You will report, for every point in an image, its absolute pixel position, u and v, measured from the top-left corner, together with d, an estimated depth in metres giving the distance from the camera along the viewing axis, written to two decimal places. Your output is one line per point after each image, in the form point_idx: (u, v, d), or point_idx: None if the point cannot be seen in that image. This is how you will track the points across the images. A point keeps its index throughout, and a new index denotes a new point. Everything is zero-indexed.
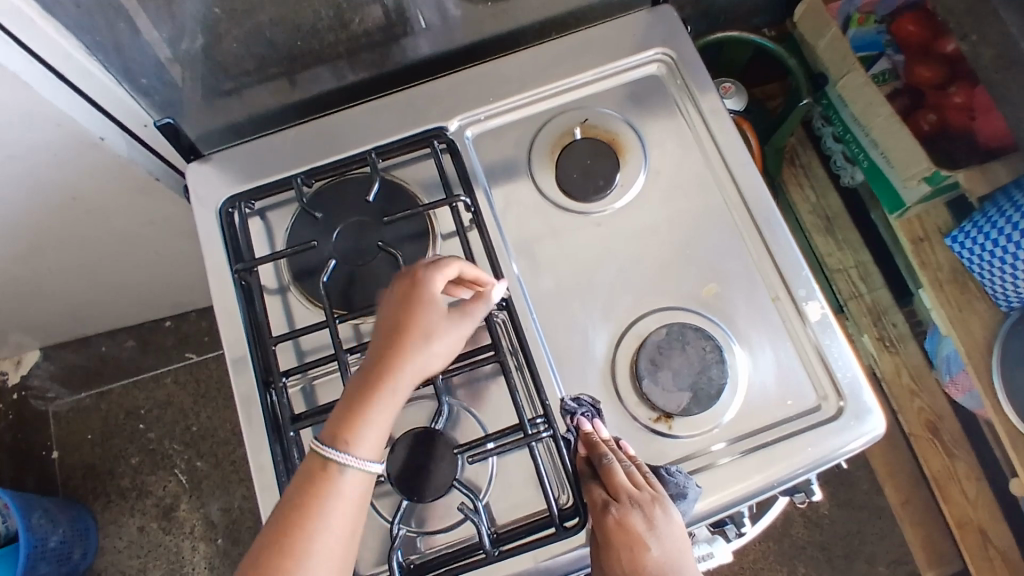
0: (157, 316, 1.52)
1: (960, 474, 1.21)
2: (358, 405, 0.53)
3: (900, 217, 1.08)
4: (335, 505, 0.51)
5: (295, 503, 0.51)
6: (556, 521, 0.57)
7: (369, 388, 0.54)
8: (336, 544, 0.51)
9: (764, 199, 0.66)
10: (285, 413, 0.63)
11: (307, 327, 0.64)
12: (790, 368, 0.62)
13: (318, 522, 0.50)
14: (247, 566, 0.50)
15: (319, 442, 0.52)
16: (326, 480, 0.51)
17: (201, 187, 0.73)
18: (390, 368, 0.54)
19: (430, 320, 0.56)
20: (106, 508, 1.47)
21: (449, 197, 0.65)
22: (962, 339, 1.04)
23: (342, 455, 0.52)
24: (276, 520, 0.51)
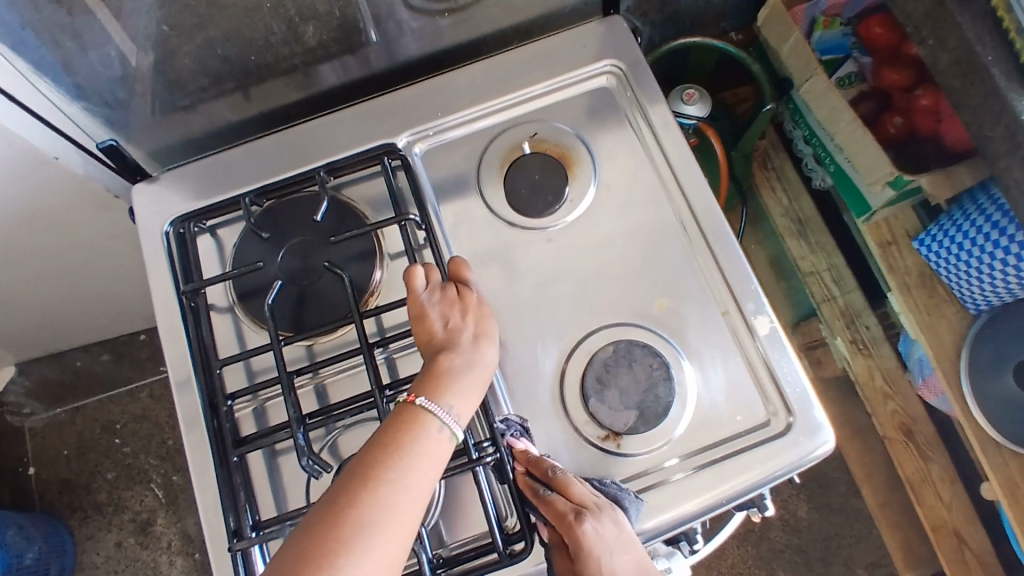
0: (133, 329, 1.50)
1: (934, 476, 1.20)
2: (455, 379, 0.57)
3: (867, 221, 1.08)
4: (403, 479, 0.50)
5: (360, 472, 0.50)
6: (499, 547, 0.57)
7: (464, 364, 0.58)
8: (398, 521, 0.48)
9: (714, 212, 0.65)
10: (229, 437, 0.63)
11: (255, 351, 0.63)
12: (740, 383, 0.62)
13: (413, 456, 0.51)
14: (336, 486, 0.50)
15: (422, 398, 0.54)
16: (422, 423, 0.53)
17: (150, 207, 0.73)
18: (481, 353, 0.59)
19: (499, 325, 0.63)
20: (83, 523, 1.45)
21: (399, 215, 0.64)
22: (930, 344, 1.04)
23: (441, 416, 0.54)
24: (368, 450, 0.52)
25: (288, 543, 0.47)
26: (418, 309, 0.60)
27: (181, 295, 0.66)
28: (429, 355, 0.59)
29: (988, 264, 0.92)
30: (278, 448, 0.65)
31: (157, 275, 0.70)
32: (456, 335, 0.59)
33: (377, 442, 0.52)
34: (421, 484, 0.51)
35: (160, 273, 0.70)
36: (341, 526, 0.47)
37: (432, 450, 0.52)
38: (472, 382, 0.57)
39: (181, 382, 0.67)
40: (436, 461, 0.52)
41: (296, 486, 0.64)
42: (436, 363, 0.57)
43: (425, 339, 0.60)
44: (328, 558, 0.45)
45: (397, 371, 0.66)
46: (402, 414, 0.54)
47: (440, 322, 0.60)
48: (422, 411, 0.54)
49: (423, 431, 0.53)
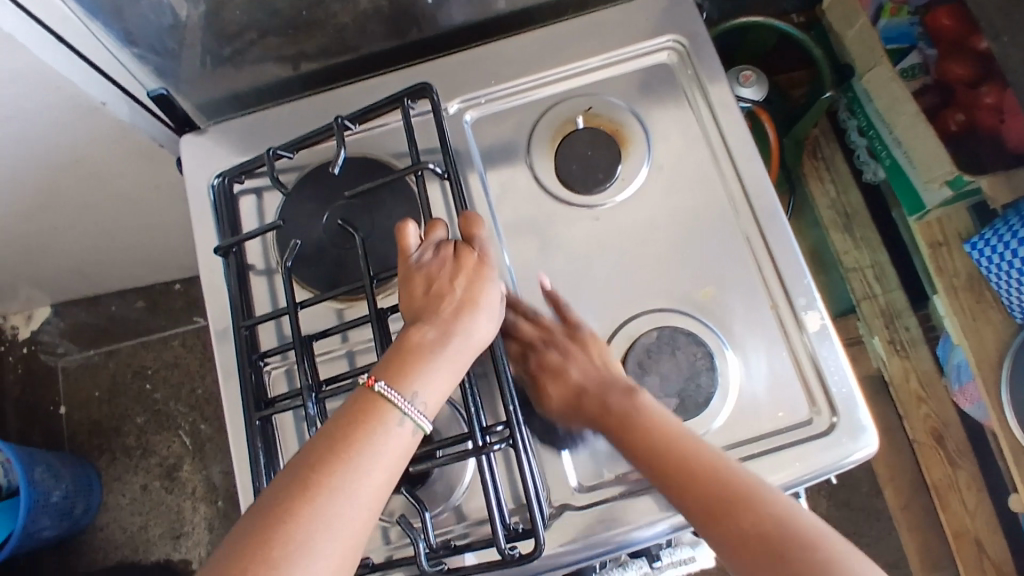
0: (168, 279, 1.52)
1: (961, 484, 1.17)
2: (423, 358, 0.52)
3: (919, 219, 1.05)
4: (352, 486, 0.46)
5: (304, 478, 0.45)
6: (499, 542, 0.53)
7: (437, 340, 0.53)
8: (345, 533, 0.45)
9: (771, 201, 0.63)
10: (252, 399, 0.62)
11: (272, 314, 0.62)
12: (784, 378, 0.60)
13: (367, 457, 0.47)
14: (278, 488, 0.46)
15: (381, 384, 0.49)
16: (379, 418, 0.48)
17: (195, 160, 0.72)
18: (461, 324, 0.54)
19: (495, 293, 0.57)
20: (111, 464, 1.49)
21: (415, 165, 0.61)
22: (973, 350, 1.00)
23: (404, 408, 0.49)
24: (317, 446, 0.47)
25: (218, 556, 0.43)
26: (408, 268, 0.57)
27: (216, 253, 0.66)
28: (409, 322, 0.55)
29: None
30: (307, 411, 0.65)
31: (200, 227, 0.70)
32: (437, 303, 0.55)
33: (325, 439, 0.47)
34: (371, 491, 0.46)
35: (203, 228, 0.70)
36: (276, 539, 0.43)
37: (388, 450, 0.48)
38: (445, 361, 0.52)
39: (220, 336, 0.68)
40: (392, 460, 0.48)
41: None
42: (407, 337, 0.53)
43: (408, 303, 0.56)
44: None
45: None
46: (359, 406, 0.49)
47: (424, 287, 0.56)
48: (381, 401, 0.49)
49: (379, 426, 0.48)
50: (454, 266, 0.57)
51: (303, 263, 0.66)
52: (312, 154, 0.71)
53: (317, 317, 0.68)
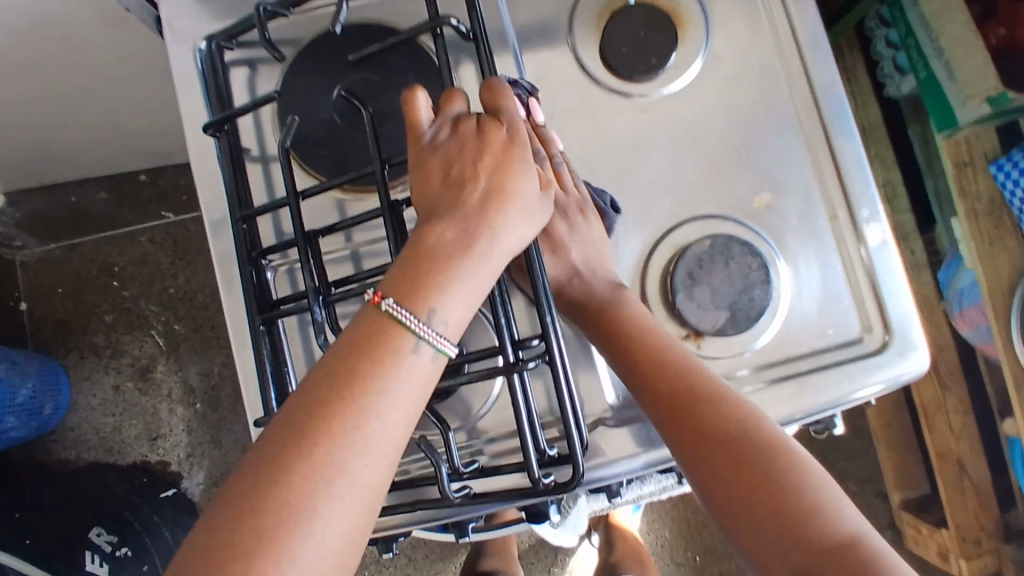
0: (132, 169, 1.40)
1: (949, 406, 1.18)
2: (441, 264, 0.43)
3: (947, 137, 1.00)
4: (360, 434, 0.39)
5: (301, 427, 0.39)
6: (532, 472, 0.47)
7: (459, 240, 0.45)
8: (354, 491, 0.38)
9: (838, 102, 0.58)
10: (254, 304, 0.55)
11: (270, 206, 0.54)
12: (837, 296, 0.56)
13: (377, 398, 0.40)
14: (272, 438, 0.39)
15: (388, 302, 0.41)
16: (392, 351, 0.41)
17: (177, 25, 0.62)
18: (488, 220, 0.46)
19: (527, 181, 0.48)
20: (80, 363, 1.42)
21: (433, 20, 0.50)
22: (987, 275, 0.98)
23: (419, 331, 0.41)
24: (317, 385, 0.40)
25: (202, 525, 0.38)
26: (421, 151, 0.49)
27: (205, 131, 0.57)
28: (425, 214, 0.47)
29: None
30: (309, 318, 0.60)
31: (190, 107, 0.62)
32: (459, 193, 0.46)
33: (324, 376, 0.40)
34: (383, 439, 0.40)
35: (195, 106, 0.62)
36: (269, 502, 0.37)
37: (403, 389, 0.41)
38: (468, 267, 0.44)
39: (218, 231, 0.61)
40: (407, 399, 0.41)
41: None
42: (422, 235, 0.45)
43: (424, 189, 0.48)
44: (256, 556, 0.36)
45: None
46: (367, 334, 0.41)
47: (441, 173, 0.47)
48: (392, 325, 0.41)
49: (390, 359, 0.41)
50: (477, 146, 0.48)
51: (305, 144, 0.58)
52: (306, 22, 0.61)
53: (319, 211, 0.60)
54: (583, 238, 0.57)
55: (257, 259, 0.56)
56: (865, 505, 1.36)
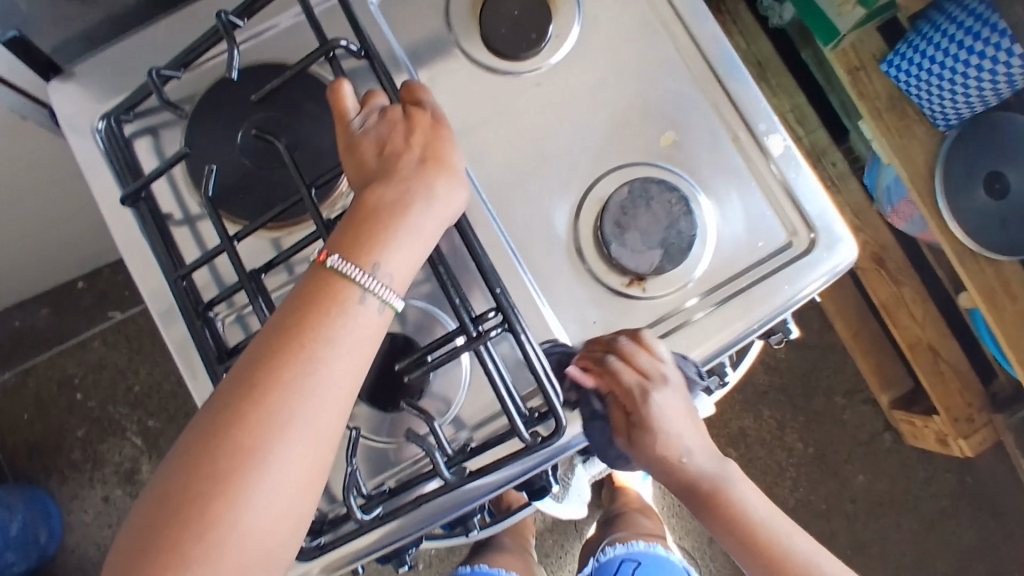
0: (68, 278, 1.38)
1: (907, 298, 1.22)
2: (387, 224, 0.49)
3: (833, 48, 1.04)
4: (311, 379, 0.45)
5: (257, 374, 0.45)
6: (523, 434, 0.51)
7: (397, 201, 0.50)
8: (307, 432, 0.44)
9: (713, 32, 0.61)
10: (212, 354, 0.56)
11: (204, 258, 0.55)
12: (757, 210, 0.59)
13: (327, 346, 0.45)
14: (230, 385, 0.45)
15: (334, 258, 0.47)
16: (338, 304, 0.46)
17: (72, 113, 0.63)
18: (422, 183, 0.51)
19: (458, 151, 0.54)
20: (63, 483, 1.39)
21: (325, 45, 0.53)
22: (904, 166, 1.03)
23: (364, 282, 0.47)
24: (271, 337, 0.46)
25: (171, 460, 0.44)
26: (348, 137, 0.52)
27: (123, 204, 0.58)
28: (361, 186, 0.52)
29: (964, 71, 0.93)
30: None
31: (102, 192, 0.62)
32: (393, 163, 0.51)
33: (277, 329, 0.46)
34: (333, 383, 0.45)
35: (106, 189, 0.62)
36: (229, 438, 0.43)
37: (348, 338, 0.46)
38: (408, 224, 0.50)
39: (160, 303, 0.61)
40: (352, 346, 0.46)
41: None
42: (363, 200, 0.50)
43: (357, 168, 0.52)
44: (218, 485, 0.42)
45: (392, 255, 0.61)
46: (317, 289, 0.47)
47: (374, 147, 0.52)
48: (336, 277, 0.47)
49: (335, 310, 0.46)
50: (405, 126, 0.53)
51: (224, 195, 0.59)
52: (197, 78, 0.62)
53: (254, 251, 0.61)
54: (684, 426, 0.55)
55: (204, 309, 0.57)
56: (858, 415, 1.40)
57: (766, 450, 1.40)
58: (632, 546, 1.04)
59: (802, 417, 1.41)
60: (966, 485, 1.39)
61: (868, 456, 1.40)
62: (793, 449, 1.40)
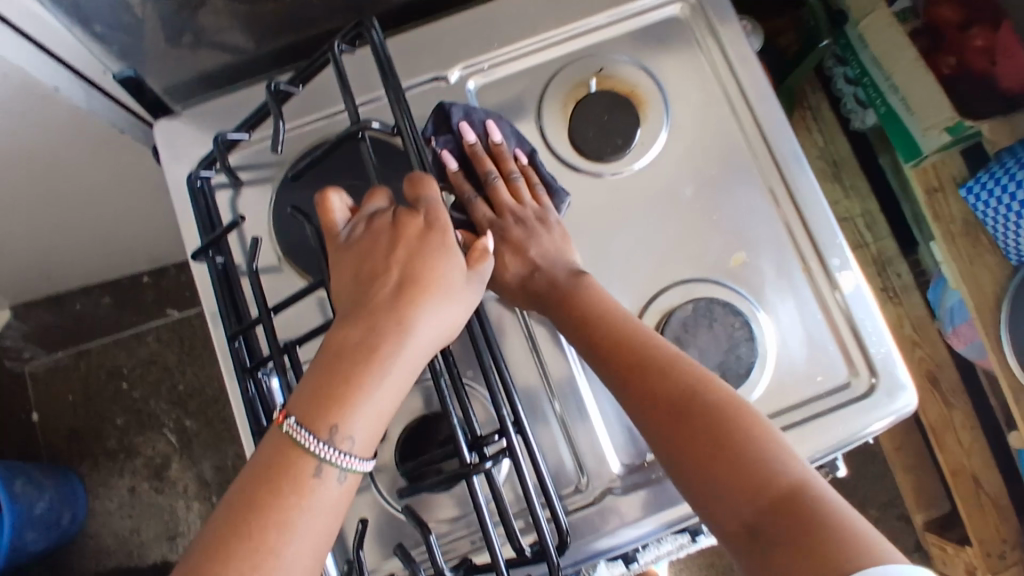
0: (134, 272, 1.43)
1: (957, 422, 1.18)
2: (357, 361, 0.46)
3: (915, 165, 1.03)
4: (264, 570, 0.41)
5: (208, 561, 0.41)
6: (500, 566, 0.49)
7: (364, 343, 0.47)
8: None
9: (796, 158, 0.61)
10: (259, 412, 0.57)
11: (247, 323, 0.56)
12: (820, 344, 0.59)
13: (279, 530, 0.42)
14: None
15: (290, 421, 0.44)
16: (293, 481, 0.43)
17: (173, 150, 0.66)
18: (391, 327, 0.48)
19: (447, 275, 0.50)
20: (94, 469, 1.43)
21: (358, 125, 0.54)
22: (971, 293, 1.01)
23: (320, 450, 0.44)
24: (220, 525, 0.43)
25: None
26: (342, 246, 0.52)
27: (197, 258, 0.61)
28: (342, 313, 0.50)
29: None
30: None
31: (187, 228, 0.65)
32: (374, 290, 0.49)
33: (229, 514, 0.43)
34: (289, 569, 0.42)
35: (192, 226, 0.65)
36: None
37: (306, 518, 0.43)
38: (376, 372, 0.46)
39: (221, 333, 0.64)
40: (311, 526, 0.43)
41: None
42: (333, 336, 0.48)
43: (342, 289, 0.51)
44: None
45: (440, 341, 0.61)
46: (267, 469, 0.44)
47: (357, 271, 0.50)
48: (292, 449, 0.44)
49: (289, 490, 0.43)
50: (392, 240, 0.51)
51: (299, 251, 0.63)
52: (262, 147, 0.66)
53: (305, 314, 0.63)
54: (547, 241, 0.59)
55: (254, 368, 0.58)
56: (890, 531, 1.35)
57: None
58: None
59: None
60: None
61: None
62: None
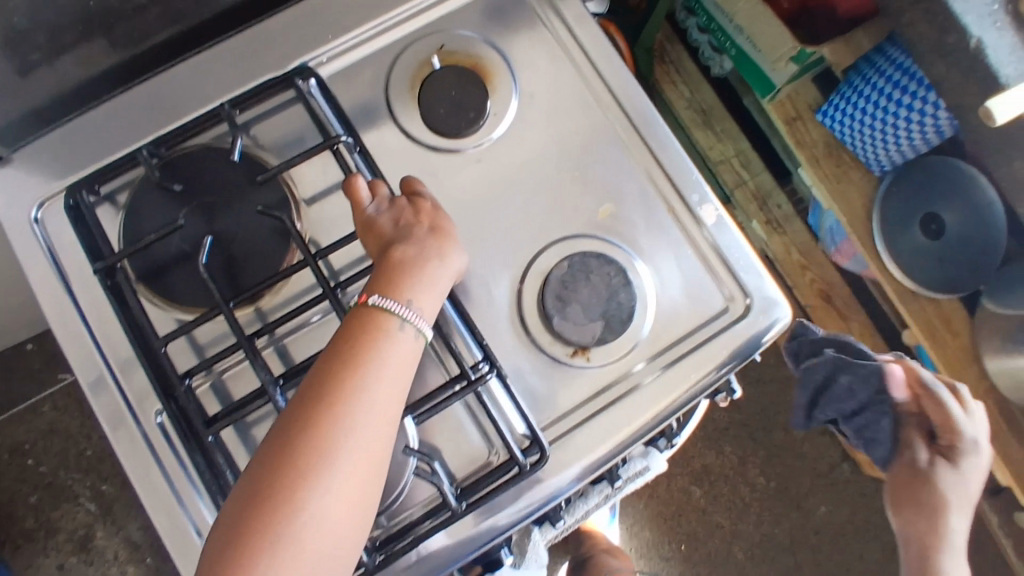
0: (16, 341, 1.34)
1: (856, 333, 1.26)
2: (412, 275, 0.54)
3: (771, 100, 1.09)
4: (367, 390, 0.49)
5: (322, 386, 0.49)
6: (519, 460, 0.54)
7: (419, 259, 0.55)
8: (364, 436, 0.48)
9: (644, 105, 0.63)
10: (195, 419, 0.56)
11: (198, 319, 0.56)
12: (694, 278, 0.61)
13: (375, 363, 0.50)
14: (296, 406, 0.49)
15: (375, 297, 0.53)
16: (381, 328, 0.52)
17: (9, 202, 0.62)
18: (436, 244, 0.56)
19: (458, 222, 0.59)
20: (16, 553, 1.34)
21: (329, 140, 0.58)
22: (843, 211, 1.08)
23: (402, 314, 0.52)
24: (327, 363, 0.50)
25: (245, 477, 0.48)
26: (364, 220, 0.57)
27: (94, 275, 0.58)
28: (380, 255, 0.56)
29: (892, 124, 0.97)
30: (250, 420, 0.60)
31: (37, 278, 0.61)
32: (408, 231, 0.56)
33: (332, 353, 0.51)
34: (389, 396, 0.50)
35: (42, 275, 0.61)
36: (301, 446, 0.47)
37: (396, 352, 0.51)
38: (428, 272, 0.55)
39: (92, 375, 0.60)
40: (400, 362, 0.51)
41: None
42: (386, 259, 0.55)
43: (375, 244, 0.57)
44: (297, 482, 0.46)
45: None
46: (359, 319, 0.52)
47: (391, 224, 0.56)
48: (381, 311, 0.52)
49: (381, 333, 0.51)
50: (412, 207, 0.58)
51: (167, 278, 0.60)
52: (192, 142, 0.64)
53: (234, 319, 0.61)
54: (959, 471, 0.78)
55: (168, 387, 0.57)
56: (817, 446, 1.43)
57: (729, 485, 1.42)
58: None
59: (763, 451, 1.43)
60: None
61: (829, 487, 1.42)
62: (755, 483, 1.42)
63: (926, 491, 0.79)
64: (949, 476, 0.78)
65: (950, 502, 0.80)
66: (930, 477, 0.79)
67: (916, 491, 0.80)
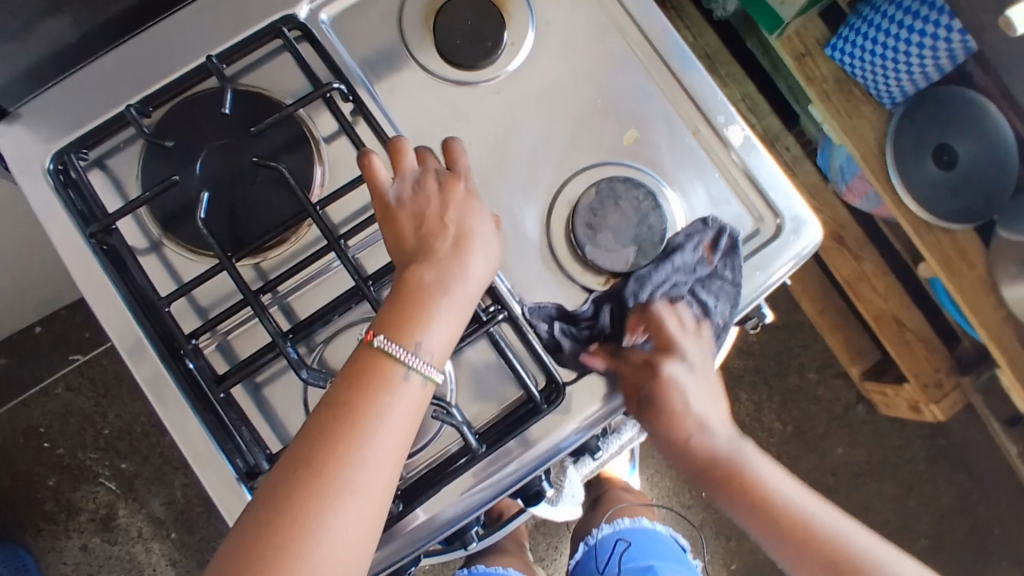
0: (24, 324, 1.33)
1: (869, 272, 1.25)
2: (429, 301, 0.51)
3: (779, 36, 1.07)
4: (364, 452, 0.47)
5: (318, 442, 0.47)
6: (537, 398, 0.55)
7: (437, 282, 0.52)
8: (359, 499, 0.46)
9: (666, 29, 0.62)
10: (206, 379, 0.55)
11: (204, 275, 0.55)
12: (723, 201, 0.60)
13: (375, 420, 0.48)
14: (289, 462, 0.47)
15: (381, 338, 0.49)
16: (384, 378, 0.49)
17: (17, 155, 0.60)
18: (456, 261, 0.53)
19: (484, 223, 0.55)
20: (39, 535, 1.35)
21: (320, 88, 0.56)
22: (856, 146, 1.05)
23: (407, 361, 0.49)
24: (324, 416, 0.48)
25: (235, 530, 0.47)
26: (387, 209, 0.54)
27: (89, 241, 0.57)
28: (402, 262, 0.53)
29: (905, 52, 0.96)
30: (260, 380, 0.58)
31: (55, 233, 0.59)
32: (430, 242, 0.53)
33: (331, 406, 0.48)
34: (384, 458, 0.47)
35: (61, 230, 0.59)
36: (292, 505, 0.45)
37: (396, 408, 0.48)
38: (450, 298, 0.52)
39: (117, 325, 0.58)
40: (400, 420, 0.48)
41: (291, 408, 0.58)
42: (405, 281, 0.51)
43: (396, 243, 0.54)
44: (285, 547, 0.44)
45: (366, 269, 0.59)
46: (361, 367, 0.49)
47: (413, 226, 0.53)
48: (384, 359, 0.49)
49: (383, 387, 0.48)
50: (442, 197, 0.54)
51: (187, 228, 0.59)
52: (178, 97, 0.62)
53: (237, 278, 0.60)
54: None
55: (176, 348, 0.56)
56: (832, 389, 1.43)
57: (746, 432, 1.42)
58: (620, 524, 1.05)
59: (778, 396, 1.43)
60: (940, 448, 1.42)
61: (844, 429, 1.43)
62: (772, 429, 1.43)
63: (661, 401, 0.56)
64: (684, 379, 0.57)
65: (703, 417, 0.58)
66: (668, 384, 0.56)
67: (676, 410, 0.57)
